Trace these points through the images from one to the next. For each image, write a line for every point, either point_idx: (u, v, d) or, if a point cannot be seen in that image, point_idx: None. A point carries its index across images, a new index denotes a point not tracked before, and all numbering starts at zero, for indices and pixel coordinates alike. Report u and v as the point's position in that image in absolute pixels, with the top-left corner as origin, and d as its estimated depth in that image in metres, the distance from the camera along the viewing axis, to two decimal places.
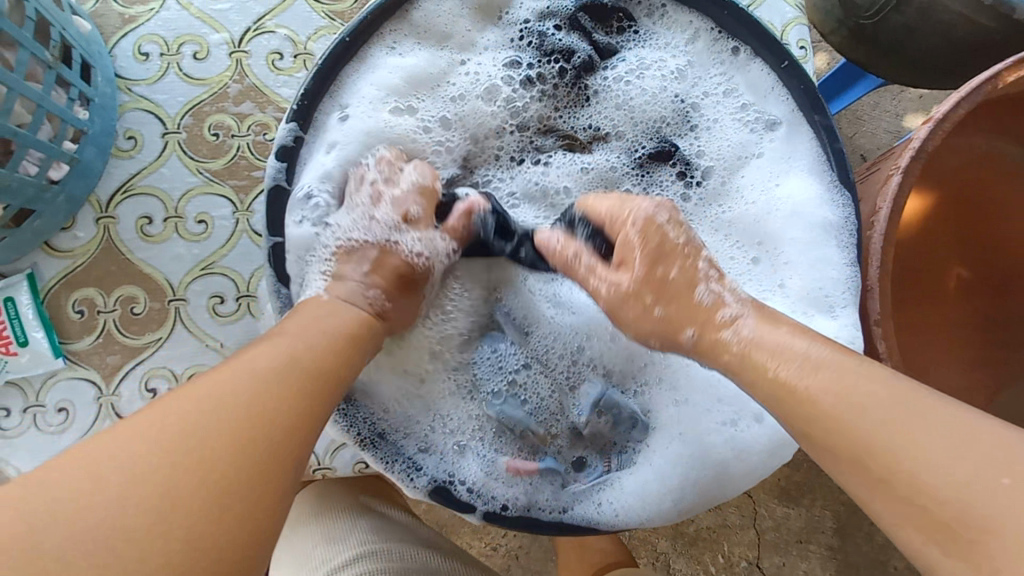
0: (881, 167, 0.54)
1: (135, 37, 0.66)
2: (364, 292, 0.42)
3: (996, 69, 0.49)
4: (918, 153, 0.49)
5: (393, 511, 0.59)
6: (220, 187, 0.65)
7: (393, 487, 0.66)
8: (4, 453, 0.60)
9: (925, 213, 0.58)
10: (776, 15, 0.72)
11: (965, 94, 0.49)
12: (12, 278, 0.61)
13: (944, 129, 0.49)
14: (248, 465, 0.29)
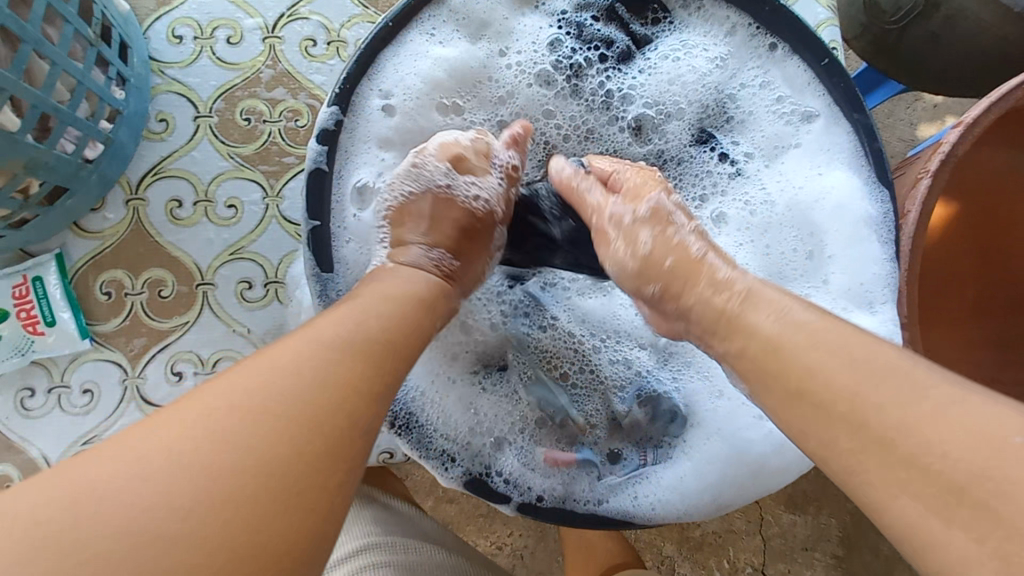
0: (909, 170, 0.54)
1: (169, 20, 0.66)
2: (428, 255, 0.44)
3: None
4: (948, 157, 0.48)
5: (396, 502, 0.59)
6: (251, 172, 0.65)
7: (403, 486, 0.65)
8: (29, 433, 0.60)
9: (948, 223, 0.58)
10: (809, 14, 0.72)
11: (995, 99, 0.49)
12: (41, 258, 0.61)
13: (975, 133, 0.49)
14: (295, 459, 0.28)
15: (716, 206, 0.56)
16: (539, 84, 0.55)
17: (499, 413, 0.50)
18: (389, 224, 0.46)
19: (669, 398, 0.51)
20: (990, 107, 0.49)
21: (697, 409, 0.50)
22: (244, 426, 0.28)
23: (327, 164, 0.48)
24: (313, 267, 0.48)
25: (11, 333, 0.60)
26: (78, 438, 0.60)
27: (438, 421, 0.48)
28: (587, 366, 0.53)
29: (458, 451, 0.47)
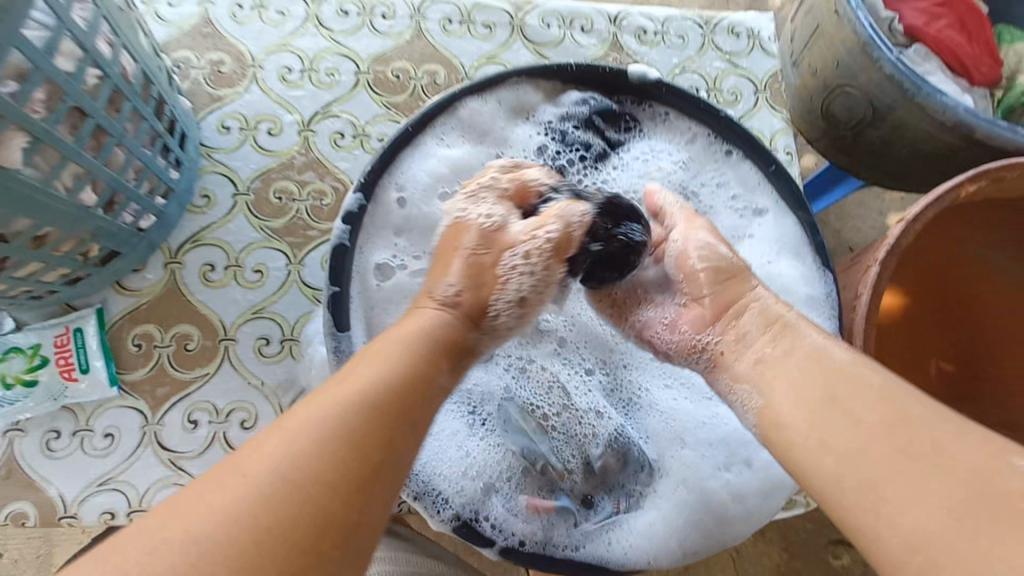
0: (863, 258, 0.63)
1: (220, 114, 0.77)
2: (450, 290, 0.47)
3: (960, 181, 0.57)
4: (892, 251, 0.57)
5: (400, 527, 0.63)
6: (278, 243, 0.74)
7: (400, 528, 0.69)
8: (49, 473, 0.64)
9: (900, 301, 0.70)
10: (766, 125, 0.85)
11: (931, 201, 0.57)
12: (83, 311, 0.68)
13: (913, 229, 0.58)
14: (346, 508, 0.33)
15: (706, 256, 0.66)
16: None
17: (486, 462, 0.54)
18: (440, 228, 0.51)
19: (641, 449, 0.57)
20: (928, 207, 0.58)
21: (663, 457, 0.57)
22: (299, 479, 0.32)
23: (348, 241, 0.57)
24: (330, 328, 0.54)
25: (48, 378, 0.66)
26: (94, 479, 0.65)
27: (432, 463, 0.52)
28: (566, 410, 0.58)
29: (451, 496, 0.51)
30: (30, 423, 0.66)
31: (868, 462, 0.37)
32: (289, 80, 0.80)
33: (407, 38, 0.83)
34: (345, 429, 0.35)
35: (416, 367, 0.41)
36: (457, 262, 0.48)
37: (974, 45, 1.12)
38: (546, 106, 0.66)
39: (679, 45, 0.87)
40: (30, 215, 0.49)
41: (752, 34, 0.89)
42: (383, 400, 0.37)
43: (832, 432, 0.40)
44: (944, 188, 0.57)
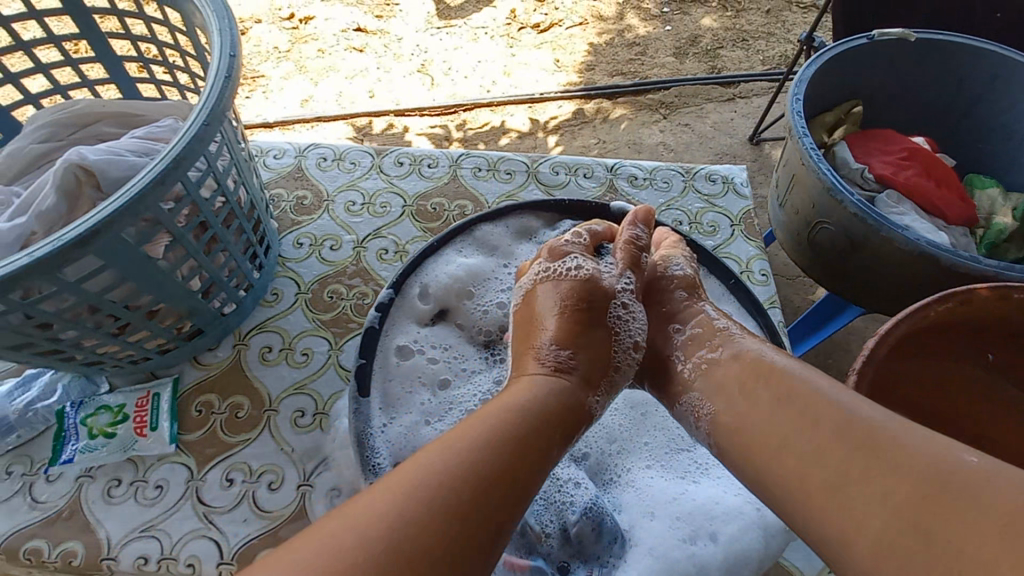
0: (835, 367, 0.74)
1: (296, 234, 1.00)
2: (554, 352, 0.61)
3: (923, 303, 0.71)
4: (867, 361, 0.69)
5: None
6: (324, 332, 0.90)
7: None
8: (103, 517, 0.74)
9: (923, 396, 0.75)
10: (743, 251, 1.00)
11: (902, 318, 0.71)
12: (163, 379, 0.84)
13: (887, 341, 0.70)
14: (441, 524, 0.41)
15: None
16: None
17: None
18: (530, 297, 0.69)
19: (613, 522, 0.61)
20: (897, 322, 0.71)
21: (634, 529, 0.61)
22: (408, 503, 0.42)
23: (378, 325, 0.71)
24: (353, 392, 0.66)
25: (124, 433, 0.79)
26: (138, 526, 0.74)
27: None
28: (550, 476, 0.63)
29: None
30: (98, 472, 0.77)
31: (825, 471, 0.47)
32: (352, 210, 1.03)
33: (445, 181, 1.07)
34: (444, 468, 0.45)
35: (507, 423, 0.51)
36: (554, 326, 0.64)
37: (945, 191, 1.26)
38: (545, 230, 0.84)
39: (665, 189, 1.06)
40: (153, 293, 0.67)
41: (727, 181, 1.08)
42: (489, 454, 0.47)
43: (786, 472, 0.50)
44: (914, 306, 0.71)
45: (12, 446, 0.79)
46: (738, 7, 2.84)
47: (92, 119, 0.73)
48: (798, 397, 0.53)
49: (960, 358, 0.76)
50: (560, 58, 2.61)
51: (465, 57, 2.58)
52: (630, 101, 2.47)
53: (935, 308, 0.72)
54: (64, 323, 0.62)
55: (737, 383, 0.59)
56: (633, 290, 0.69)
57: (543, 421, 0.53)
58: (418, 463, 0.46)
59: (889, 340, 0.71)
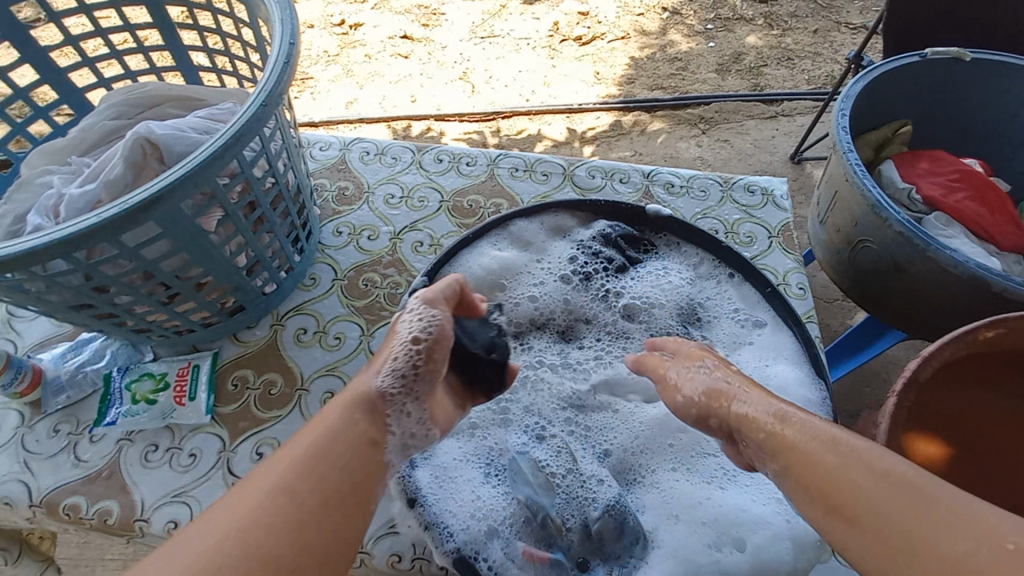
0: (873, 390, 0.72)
1: (337, 222, 1.03)
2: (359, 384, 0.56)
3: (976, 325, 0.68)
4: (908, 382, 0.67)
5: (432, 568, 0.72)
6: (357, 317, 0.92)
7: None
8: (139, 479, 0.77)
9: (966, 422, 0.72)
10: (780, 263, 0.98)
11: (951, 339, 0.68)
12: (203, 352, 0.87)
13: (932, 363, 0.68)
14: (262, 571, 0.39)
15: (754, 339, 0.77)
16: (562, 282, 0.81)
17: (491, 507, 0.60)
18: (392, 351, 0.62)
19: (634, 521, 0.59)
20: (945, 344, 0.68)
21: (658, 531, 0.60)
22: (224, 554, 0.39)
23: None
24: None
25: (164, 401, 0.83)
26: (171, 491, 0.77)
27: (464, 512, 0.59)
28: (571, 471, 0.64)
29: (453, 529, 0.58)
30: (137, 436, 0.81)
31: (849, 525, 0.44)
32: (391, 203, 1.06)
33: (482, 179, 1.09)
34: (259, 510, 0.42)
35: (330, 447, 0.48)
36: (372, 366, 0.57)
37: (998, 217, 1.20)
38: (580, 228, 0.85)
39: (702, 198, 1.05)
40: (203, 267, 0.70)
41: (766, 193, 1.07)
42: (307, 486, 0.45)
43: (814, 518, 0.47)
44: (960, 329, 0.68)
45: (61, 406, 0.83)
46: (784, 26, 2.81)
47: (158, 101, 0.77)
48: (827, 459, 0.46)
49: (1013, 391, 0.72)
50: (600, 70, 2.62)
51: (506, 67, 2.63)
52: (668, 115, 2.46)
53: (983, 334, 0.69)
54: (120, 287, 0.65)
55: (761, 453, 0.52)
56: (424, 308, 0.58)
57: (371, 442, 0.51)
58: (232, 506, 0.42)
59: (933, 363, 0.68)
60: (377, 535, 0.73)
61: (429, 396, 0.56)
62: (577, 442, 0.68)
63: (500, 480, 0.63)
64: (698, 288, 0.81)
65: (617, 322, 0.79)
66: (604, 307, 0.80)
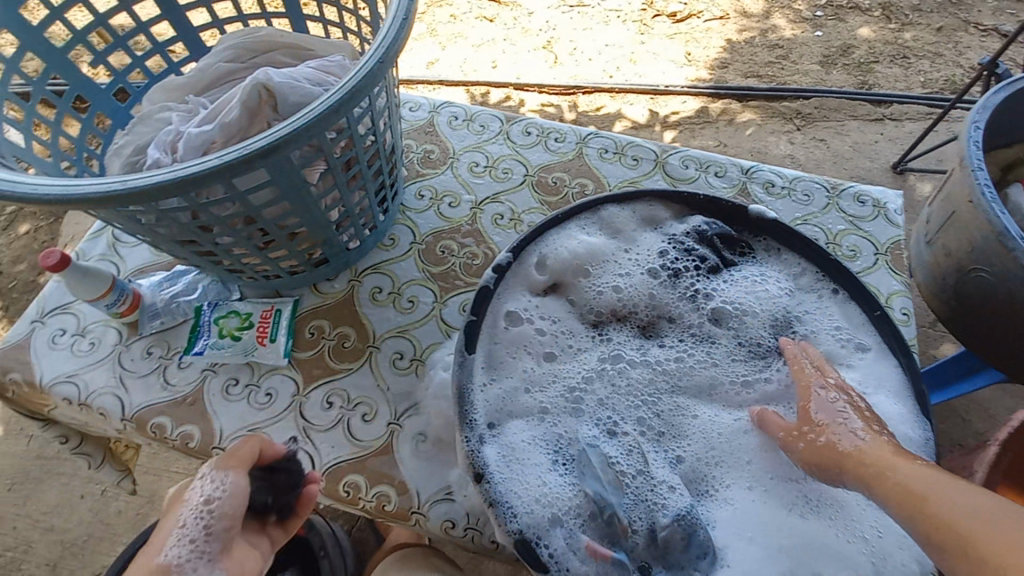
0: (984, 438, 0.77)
1: (419, 185, 1.03)
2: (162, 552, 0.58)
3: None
4: None
5: (485, 538, 0.74)
6: (432, 283, 0.92)
7: (472, 546, 0.76)
8: (219, 409, 0.82)
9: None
10: (884, 283, 0.90)
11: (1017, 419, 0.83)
12: (285, 298, 0.90)
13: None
14: None
15: (854, 365, 0.72)
16: (649, 276, 0.78)
17: (557, 496, 0.60)
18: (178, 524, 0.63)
19: (705, 535, 0.58)
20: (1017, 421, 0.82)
21: (728, 548, 0.58)
22: None
23: (493, 285, 0.71)
24: (460, 347, 0.67)
25: (247, 339, 0.87)
26: (247, 424, 0.81)
27: (529, 496, 0.59)
28: (642, 473, 0.62)
29: (518, 511, 0.57)
30: (220, 368, 0.85)
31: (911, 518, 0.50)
32: (475, 171, 1.04)
33: (570, 157, 1.05)
34: None
35: None
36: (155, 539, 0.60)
37: None
38: (673, 221, 0.81)
39: (804, 202, 0.98)
40: (299, 217, 0.72)
41: (878, 205, 0.98)
42: None
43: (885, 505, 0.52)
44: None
45: (155, 330, 0.88)
46: (905, 19, 2.54)
47: (270, 47, 0.78)
48: (901, 472, 0.52)
49: None
50: (691, 51, 2.48)
51: (593, 39, 2.52)
52: (761, 106, 2.31)
53: None
54: (224, 228, 0.68)
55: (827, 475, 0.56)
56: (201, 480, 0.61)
57: None
58: None
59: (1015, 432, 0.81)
60: (434, 499, 0.75)
61: (222, 551, 0.59)
62: (649, 445, 0.66)
63: (569, 470, 0.62)
64: (795, 301, 0.76)
65: (704, 325, 0.76)
66: (691, 307, 0.76)
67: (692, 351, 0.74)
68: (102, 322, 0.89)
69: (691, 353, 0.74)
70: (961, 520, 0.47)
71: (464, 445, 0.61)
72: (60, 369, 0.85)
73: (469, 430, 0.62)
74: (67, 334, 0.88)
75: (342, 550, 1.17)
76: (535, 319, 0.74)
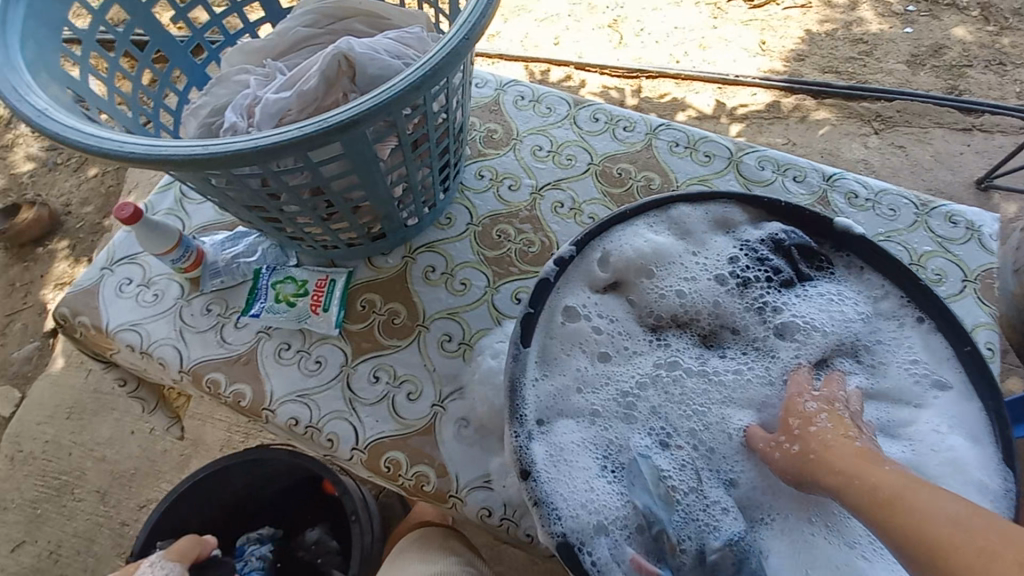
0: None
1: (480, 166, 1.00)
2: None
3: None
4: None
5: (521, 529, 0.74)
6: (486, 267, 0.91)
7: (506, 535, 0.76)
8: (271, 372, 0.84)
9: None
10: (969, 314, 0.83)
11: None
12: (340, 268, 0.90)
13: None
14: None
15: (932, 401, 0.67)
16: (717, 283, 0.74)
17: (604, 503, 0.59)
18: None
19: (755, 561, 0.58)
20: None
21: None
22: None
23: (554, 277, 0.69)
24: (516, 339, 0.65)
25: (301, 306, 0.88)
26: (297, 390, 0.82)
27: (575, 500, 0.58)
28: (695, 490, 0.62)
29: (562, 514, 0.56)
30: (274, 332, 0.86)
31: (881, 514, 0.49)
32: (538, 155, 1.01)
33: (638, 147, 1.01)
34: None
35: None
36: None
37: None
38: (747, 226, 0.76)
39: (888, 217, 0.91)
40: (364, 191, 0.71)
41: (971, 227, 0.90)
42: None
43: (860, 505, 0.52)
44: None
45: (214, 288, 0.90)
46: (1009, 20, 2.32)
47: (347, 14, 0.76)
48: (875, 477, 0.52)
49: None
50: (766, 40, 2.33)
51: (662, 21, 2.41)
52: (836, 105, 2.17)
53: None
54: (291, 197, 0.68)
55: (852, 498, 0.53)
56: None
57: None
58: None
59: None
60: (473, 485, 0.75)
61: None
62: (702, 463, 0.64)
63: (619, 477, 0.62)
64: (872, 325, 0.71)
65: (769, 339, 0.72)
66: (758, 320, 0.73)
67: (752, 364, 0.70)
68: (166, 276, 0.91)
69: (751, 367, 0.70)
70: (937, 524, 0.46)
71: (512, 440, 0.60)
72: (125, 317, 0.88)
73: (519, 425, 0.61)
74: (134, 284, 0.91)
75: (372, 514, 1.20)
76: (593, 316, 0.72)
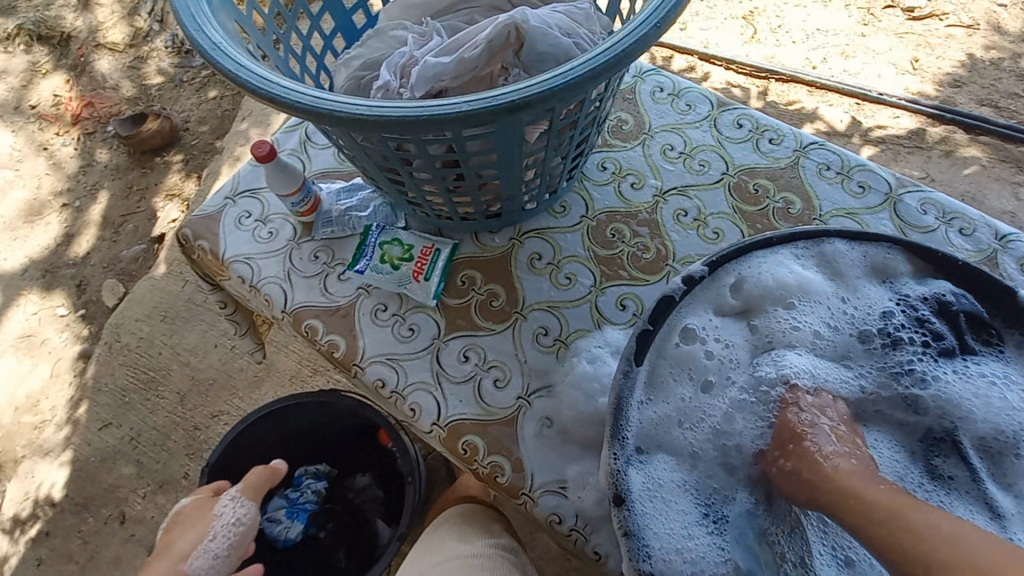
0: None
1: (604, 157, 0.95)
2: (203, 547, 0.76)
3: None
4: None
5: (589, 545, 0.71)
6: (594, 265, 0.87)
7: (570, 546, 0.74)
8: (366, 330, 0.84)
9: None
10: None
11: None
12: (447, 239, 0.89)
13: None
14: None
15: None
16: (860, 336, 0.67)
17: (699, 552, 0.55)
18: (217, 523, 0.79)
19: None
20: None
21: None
22: None
23: (678, 296, 0.64)
24: (629, 355, 0.61)
25: (403, 271, 0.87)
26: (388, 353, 0.83)
27: (667, 541, 0.55)
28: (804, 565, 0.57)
29: (652, 553, 0.53)
30: (374, 291, 0.87)
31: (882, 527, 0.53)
32: (668, 155, 0.94)
33: (781, 165, 0.92)
34: None
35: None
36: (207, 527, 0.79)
37: None
38: (909, 280, 0.67)
39: None
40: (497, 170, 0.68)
41: None
42: None
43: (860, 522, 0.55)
44: None
45: (324, 236, 0.91)
46: None
47: None
48: (872, 496, 0.56)
49: None
50: (921, 57, 2.07)
51: (805, 19, 2.19)
52: (990, 144, 1.91)
53: None
54: (425, 164, 0.65)
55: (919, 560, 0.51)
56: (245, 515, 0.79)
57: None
58: None
59: None
60: (546, 488, 0.73)
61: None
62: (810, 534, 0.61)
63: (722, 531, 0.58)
64: None
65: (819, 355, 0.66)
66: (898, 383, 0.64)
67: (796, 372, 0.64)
68: (281, 216, 0.94)
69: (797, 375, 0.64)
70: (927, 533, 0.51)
71: (609, 462, 0.57)
72: (240, 248, 0.91)
73: (618, 446, 0.58)
74: (252, 218, 0.93)
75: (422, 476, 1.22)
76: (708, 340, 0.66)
